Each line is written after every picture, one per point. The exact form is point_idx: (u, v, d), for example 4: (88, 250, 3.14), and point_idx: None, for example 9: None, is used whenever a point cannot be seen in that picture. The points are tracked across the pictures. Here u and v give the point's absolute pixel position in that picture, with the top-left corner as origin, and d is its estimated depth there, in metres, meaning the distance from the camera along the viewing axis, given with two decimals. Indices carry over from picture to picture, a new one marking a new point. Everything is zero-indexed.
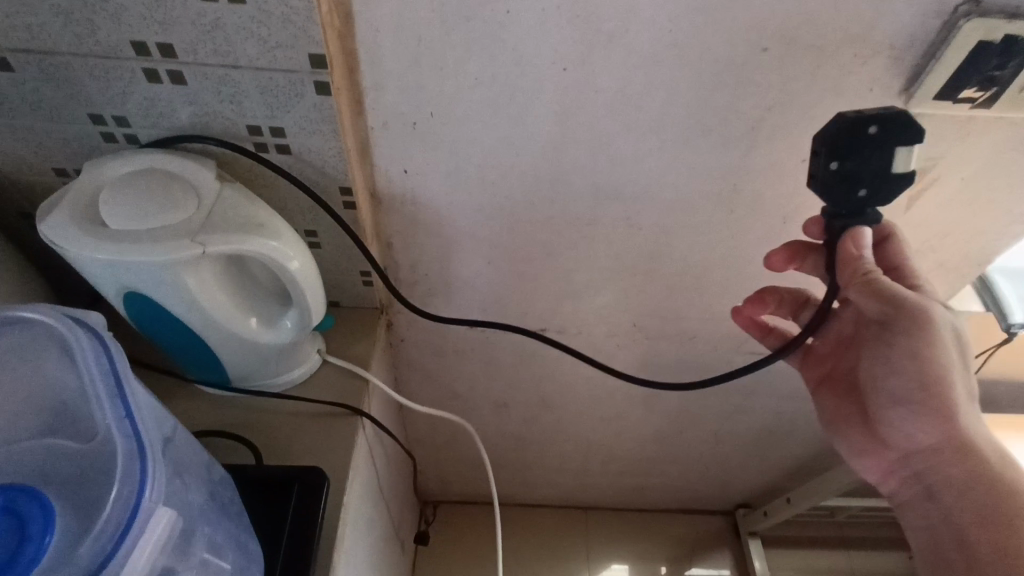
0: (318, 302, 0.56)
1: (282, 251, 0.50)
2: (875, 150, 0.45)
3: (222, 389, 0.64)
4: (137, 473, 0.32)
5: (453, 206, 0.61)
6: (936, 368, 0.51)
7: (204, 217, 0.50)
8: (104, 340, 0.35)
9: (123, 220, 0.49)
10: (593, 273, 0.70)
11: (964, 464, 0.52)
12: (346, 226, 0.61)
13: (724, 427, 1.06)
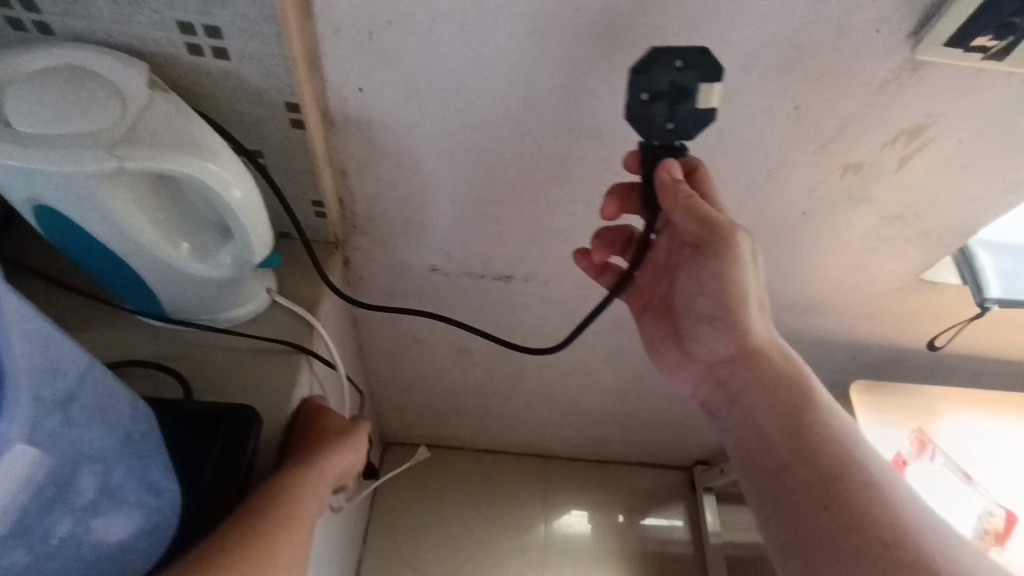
0: (262, 237, 0.52)
1: (220, 177, 0.45)
2: (675, 83, 0.44)
3: (156, 321, 0.60)
4: None
5: (413, 135, 0.56)
6: (739, 287, 0.50)
7: (130, 130, 0.44)
8: None
9: (35, 125, 0.43)
10: (563, 218, 0.66)
11: (761, 372, 0.53)
12: (294, 147, 0.56)
13: None
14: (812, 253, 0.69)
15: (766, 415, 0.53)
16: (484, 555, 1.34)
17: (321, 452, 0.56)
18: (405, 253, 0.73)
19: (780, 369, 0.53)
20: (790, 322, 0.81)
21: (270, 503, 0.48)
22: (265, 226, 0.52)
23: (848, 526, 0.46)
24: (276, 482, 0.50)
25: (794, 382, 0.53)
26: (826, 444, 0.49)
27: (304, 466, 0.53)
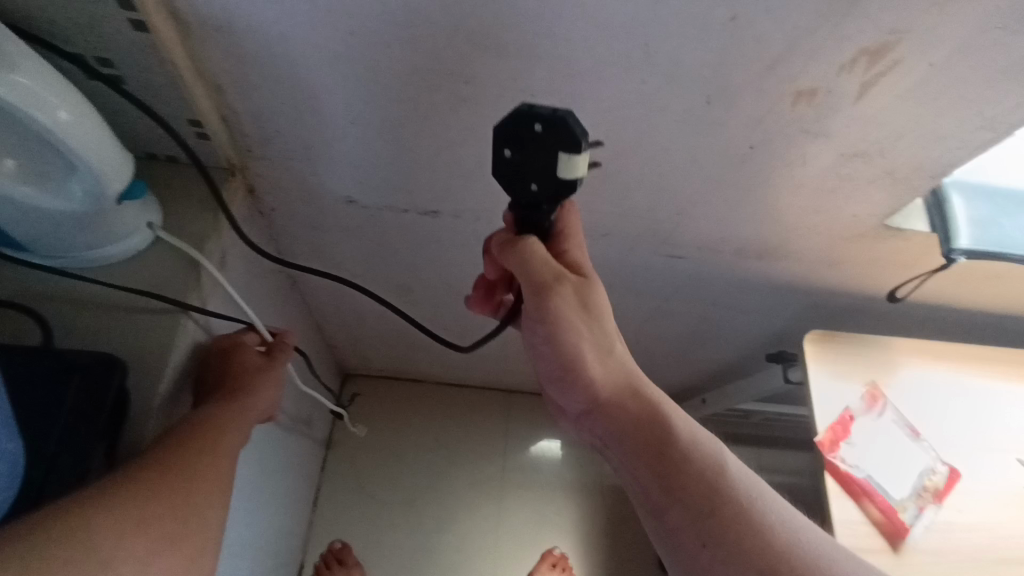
0: (112, 160, 0.47)
1: (36, 96, 0.40)
2: (535, 149, 0.41)
3: (15, 253, 0.54)
4: None
5: (285, 45, 0.47)
6: (575, 338, 0.50)
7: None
8: None
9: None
10: (481, 147, 0.58)
11: (616, 421, 0.51)
12: (145, 55, 0.47)
13: (643, 329, 0.99)
14: (766, 191, 0.61)
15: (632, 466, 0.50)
16: (442, 485, 1.35)
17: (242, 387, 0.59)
18: (314, 182, 0.66)
19: (636, 412, 0.50)
20: (744, 264, 0.75)
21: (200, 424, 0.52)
22: (110, 149, 0.47)
23: (721, 565, 0.44)
24: (204, 411, 0.54)
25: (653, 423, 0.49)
26: (692, 483, 0.46)
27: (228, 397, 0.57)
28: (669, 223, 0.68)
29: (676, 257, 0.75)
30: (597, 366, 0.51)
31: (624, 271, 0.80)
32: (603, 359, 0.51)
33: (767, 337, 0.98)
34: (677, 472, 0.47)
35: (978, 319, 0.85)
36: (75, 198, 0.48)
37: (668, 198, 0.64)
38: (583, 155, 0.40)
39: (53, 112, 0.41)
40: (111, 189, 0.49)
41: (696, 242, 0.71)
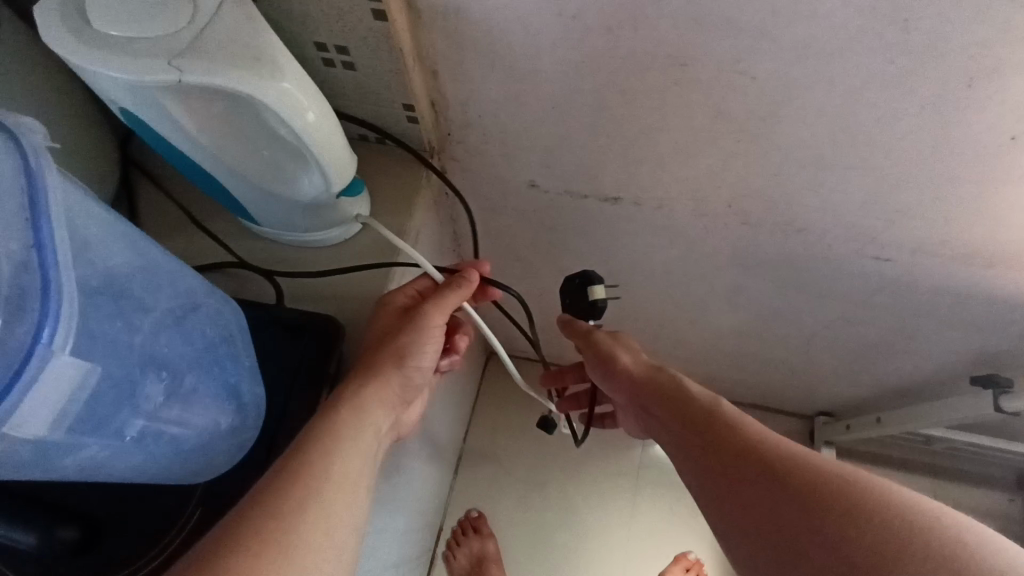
0: (341, 158, 0.49)
1: (291, 100, 0.42)
2: (573, 293, 0.63)
3: (255, 227, 0.60)
4: (38, 309, 0.27)
5: (506, 28, 0.48)
6: (610, 356, 0.58)
7: (199, 40, 0.40)
8: (14, 139, 0.30)
9: (108, 20, 0.40)
10: (681, 133, 0.56)
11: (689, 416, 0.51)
12: (378, 43, 0.51)
13: (818, 336, 0.91)
14: (1018, 189, 0.53)
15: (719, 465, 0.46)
16: (577, 472, 1.35)
17: (403, 339, 0.53)
18: (502, 166, 0.67)
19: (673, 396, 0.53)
20: (966, 272, 0.65)
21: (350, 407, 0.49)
22: (340, 149, 0.49)
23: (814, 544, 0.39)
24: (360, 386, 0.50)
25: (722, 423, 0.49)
26: (798, 479, 0.42)
27: (386, 362, 0.52)
28: (882, 220, 0.61)
29: (881, 259, 0.67)
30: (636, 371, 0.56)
31: (814, 271, 0.73)
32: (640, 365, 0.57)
33: (974, 357, 0.85)
34: (737, 445, 0.46)
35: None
36: (305, 188, 0.51)
37: (887, 194, 0.57)
38: (600, 290, 0.61)
39: (302, 114, 0.43)
40: (336, 186, 0.52)
41: (910, 244, 0.63)
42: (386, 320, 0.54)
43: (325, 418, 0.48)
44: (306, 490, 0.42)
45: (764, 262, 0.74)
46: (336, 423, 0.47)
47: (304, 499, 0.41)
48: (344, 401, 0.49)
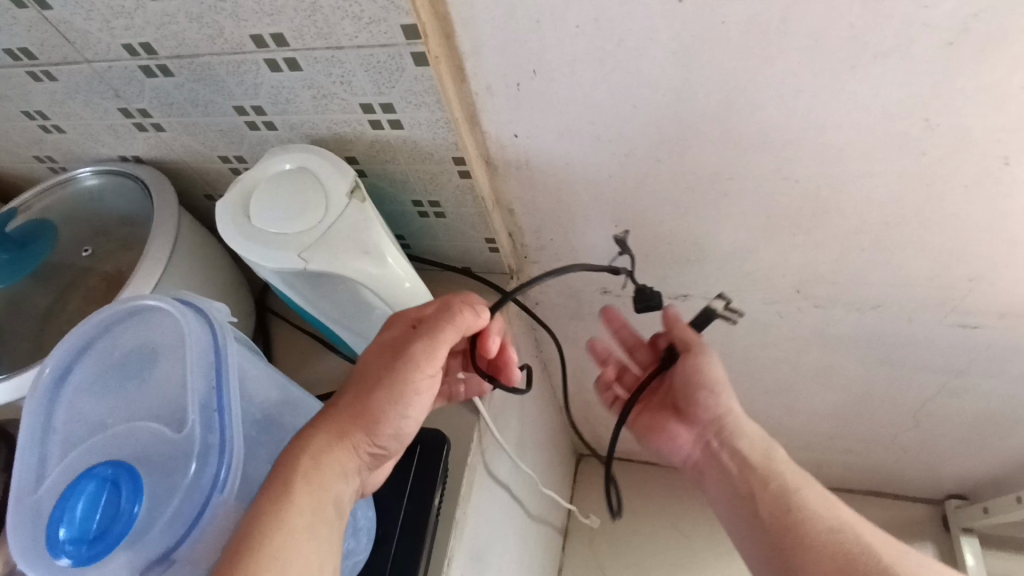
0: None
1: (394, 277, 0.51)
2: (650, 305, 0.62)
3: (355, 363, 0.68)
4: (215, 460, 0.40)
5: (569, 168, 0.57)
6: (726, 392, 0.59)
7: (324, 233, 0.50)
8: (211, 328, 0.44)
9: (262, 218, 0.51)
10: (737, 234, 0.61)
11: (741, 459, 0.56)
12: (464, 194, 0.60)
13: (924, 409, 0.86)
14: None
15: (727, 476, 0.56)
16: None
17: (389, 375, 0.49)
18: (576, 277, 0.74)
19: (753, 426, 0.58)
20: None
21: (321, 444, 0.46)
22: None
23: None
24: (347, 414, 0.48)
25: (774, 472, 0.54)
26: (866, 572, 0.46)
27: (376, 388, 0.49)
28: (958, 289, 0.62)
29: (969, 326, 0.66)
30: (722, 384, 0.59)
31: (901, 342, 0.72)
32: (723, 384, 0.59)
33: None
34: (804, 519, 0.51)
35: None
36: None
37: (956, 263, 0.58)
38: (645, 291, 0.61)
39: (401, 285, 0.52)
40: None
41: (996, 309, 0.63)
42: (378, 348, 0.51)
43: (296, 453, 0.46)
44: (289, 540, 0.41)
45: (843, 338, 0.74)
46: (304, 464, 0.45)
47: (285, 550, 0.40)
48: (318, 436, 0.47)
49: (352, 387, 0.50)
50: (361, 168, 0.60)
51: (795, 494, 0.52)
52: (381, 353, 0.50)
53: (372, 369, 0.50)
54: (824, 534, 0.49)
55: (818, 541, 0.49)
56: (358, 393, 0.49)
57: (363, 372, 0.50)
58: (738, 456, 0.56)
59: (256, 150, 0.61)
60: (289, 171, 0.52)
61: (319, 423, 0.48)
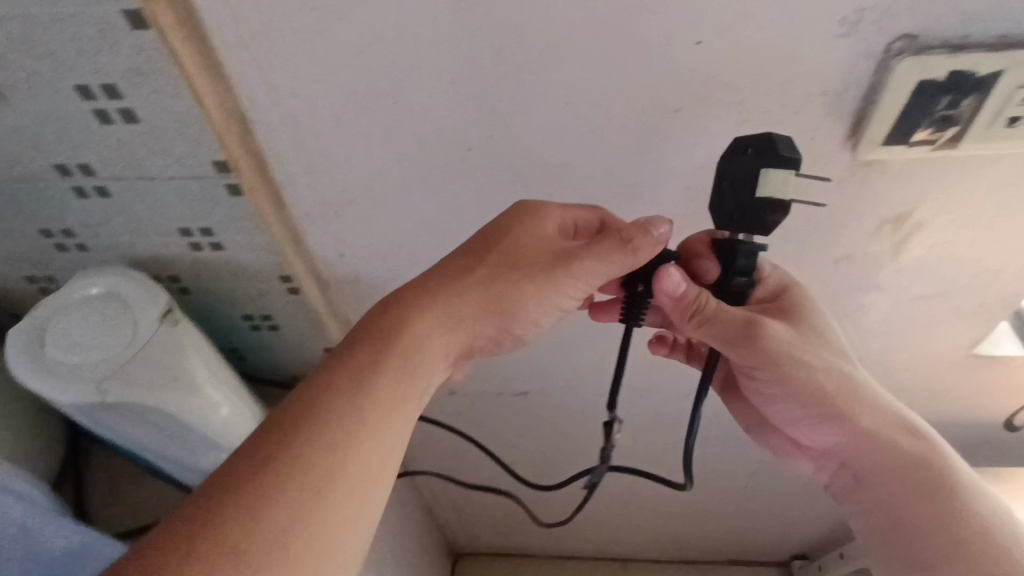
0: None
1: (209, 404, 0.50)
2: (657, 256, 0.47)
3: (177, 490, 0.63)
4: None
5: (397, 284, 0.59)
6: (851, 407, 0.47)
7: (129, 363, 0.48)
8: None
9: (61, 349, 0.48)
10: (561, 336, 0.67)
11: (886, 493, 0.46)
12: (296, 308, 0.61)
13: (752, 480, 0.95)
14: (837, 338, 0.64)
15: (871, 510, 0.47)
16: None
17: (545, 267, 0.46)
18: None
19: (888, 435, 0.46)
20: None
21: (341, 392, 0.40)
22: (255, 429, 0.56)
23: None
24: (370, 378, 0.41)
25: (858, 408, 0.46)
26: None
27: (448, 298, 0.45)
28: None
29: None
30: (846, 399, 0.47)
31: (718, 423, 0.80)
32: (847, 393, 0.47)
33: None
34: (946, 505, 0.43)
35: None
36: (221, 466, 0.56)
37: None
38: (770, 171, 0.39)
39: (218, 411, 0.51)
40: None
41: None
42: (417, 335, 0.44)
43: (316, 399, 0.39)
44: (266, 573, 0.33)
45: (670, 423, 0.81)
46: (329, 420, 0.39)
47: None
48: (344, 374, 0.41)
49: (423, 301, 0.45)
50: (185, 287, 0.59)
51: (876, 430, 0.46)
52: (516, 256, 0.45)
53: (483, 270, 0.45)
54: (890, 475, 0.45)
55: (889, 491, 0.45)
56: (426, 302, 0.45)
57: (388, 363, 0.42)
58: (881, 491, 0.46)
59: (66, 269, 0.58)
60: (95, 297, 0.50)
61: (336, 362, 0.42)
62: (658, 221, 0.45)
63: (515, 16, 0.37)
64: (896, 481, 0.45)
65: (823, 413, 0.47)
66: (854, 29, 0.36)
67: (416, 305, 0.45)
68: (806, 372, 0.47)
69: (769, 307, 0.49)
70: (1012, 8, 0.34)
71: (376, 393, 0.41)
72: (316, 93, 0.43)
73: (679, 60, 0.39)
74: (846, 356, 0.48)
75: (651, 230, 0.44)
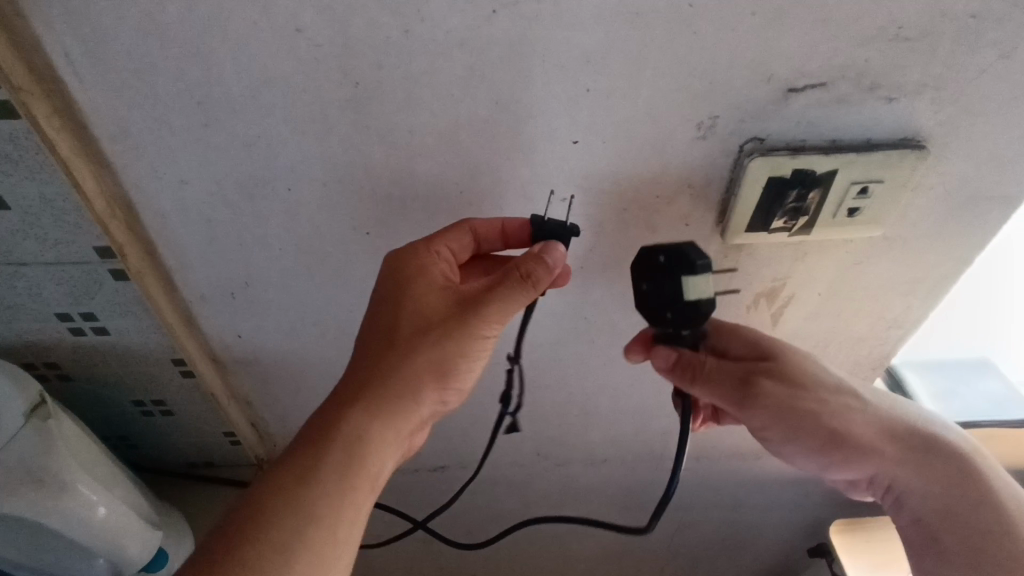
0: (137, 535, 0.52)
1: (80, 504, 0.47)
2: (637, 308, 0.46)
3: None
4: None
5: (301, 364, 0.58)
6: (862, 437, 0.49)
7: None
8: None
9: None
10: (473, 409, 0.67)
11: (916, 502, 0.50)
12: (191, 392, 0.58)
13: (675, 547, 0.95)
14: None
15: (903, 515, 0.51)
16: None
17: (460, 334, 0.45)
18: None
19: (899, 452, 0.49)
20: (742, 465, 0.78)
21: (299, 492, 0.42)
22: (136, 527, 0.52)
23: None
24: (319, 474, 0.43)
25: (871, 440, 0.49)
26: None
27: (378, 379, 0.45)
28: (657, 440, 0.73)
29: (677, 469, 0.78)
30: (857, 433, 0.48)
31: (635, 488, 0.82)
32: (855, 429, 0.48)
33: (805, 535, 0.94)
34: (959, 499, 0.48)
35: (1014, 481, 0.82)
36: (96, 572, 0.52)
37: (647, 420, 0.70)
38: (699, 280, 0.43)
39: (91, 511, 0.48)
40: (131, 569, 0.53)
41: (689, 453, 0.75)
42: (341, 429, 0.44)
43: (276, 501, 0.42)
44: None
45: (590, 491, 0.82)
46: (291, 525, 0.41)
47: None
48: (293, 475, 0.43)
49: (357, 388, 0.45)
50: (64, 373, 0.55)
51: (882, 447, 0.49)
52: (422, 326, 0.45)
53: (392, 355, 0.45)
54: (912, 480, 0.49)
55: (918, 496, 0.49)
56: (347, 391, 0.45)
57: (334, 455, 0.43)
58: (909, 501, 0.50)
59: None
60: None
61: (285, 463, 0.43)
62: (551, 250, 0.42)
63: (403, 115, 0.39)
64: (915, 487, 0.49)
65: (837, 453, 0.49)
66: (711, 132, 0.41)
67: (340, 394, 0.45)
68: (813, 421, 0.48)
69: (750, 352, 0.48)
70: (837, 119, 0.40)
71: (330, 483, 0.43)
72: (206, 181, 0.43)
73: (561, 155, 0.42)
74: (836, 381, 0.49)
75: (540, 258, 0.42)
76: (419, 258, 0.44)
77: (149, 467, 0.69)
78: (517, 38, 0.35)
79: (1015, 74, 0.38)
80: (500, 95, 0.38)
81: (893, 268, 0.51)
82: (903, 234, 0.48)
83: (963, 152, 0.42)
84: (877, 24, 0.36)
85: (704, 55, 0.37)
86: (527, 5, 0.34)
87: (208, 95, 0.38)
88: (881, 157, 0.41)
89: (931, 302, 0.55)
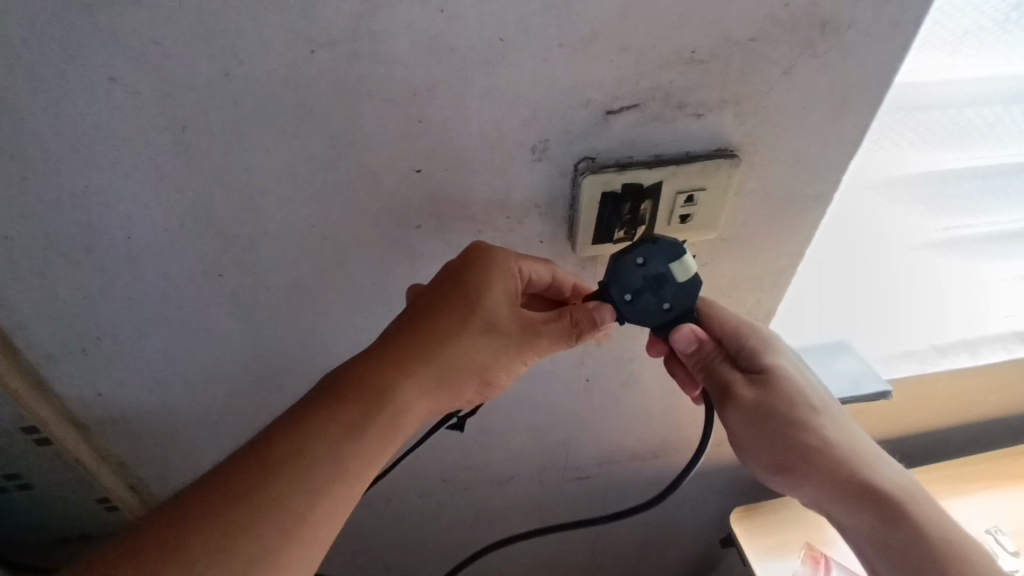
0: None
1: None
2: (635, 312, 0.47)
3: None
4: None
5: (174, 417, 0.55)
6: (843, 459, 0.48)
7: None
8: None
9: None
10: None
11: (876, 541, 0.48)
12: (52, 460, 0.54)
13: (597, 555, 0.97)
14: (622, 405, 0.70)
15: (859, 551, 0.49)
16: None
17: (511, 352, 0.46)
18: None
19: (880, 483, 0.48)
20: (643, 466, 0.81)
21: (324, 464, 0.40)
22: None
23: None
24: (358, 428, 0.42)
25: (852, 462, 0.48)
26: None
27: (430, 357, 0.45)
28: (559, 451, 0.75)
29: (583, 477, 0.80)
30: (840, 452, 0.48)
31: (546, 502, 0.83)
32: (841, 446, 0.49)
33: (717, 527, 0.98)
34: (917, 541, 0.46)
35: (884, 448, 0.90)
36: None
37: (545, 433, 0.71)
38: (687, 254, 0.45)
39: None
40: None
41: (592, 460, 0.78)
42: (392, 393, 0.43)
43: (301, 462, 0.40)
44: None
45: (503, 510, 0.82)
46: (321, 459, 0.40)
47: None
48: (337, 417, 0.42)
49: (413, 357, 0.44)
50: None
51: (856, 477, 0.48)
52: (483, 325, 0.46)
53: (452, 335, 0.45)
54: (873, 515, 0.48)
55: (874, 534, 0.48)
56: (403, 360, 0.44)
57: (372, 417, 0.43)
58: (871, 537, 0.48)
59: None
60: None
61: (321, 411, 0.42)
62: (604, 308, 0.46)
63: (239, 155, 0.39)
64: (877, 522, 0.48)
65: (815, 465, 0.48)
66: (544, 154, 0.43)
67: (395, 359, 0.44)
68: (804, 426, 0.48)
69: (742, 357, 0.51)
70: (654, 135, 0.44)
71: (363, 449, 0.42)
72: (34, 235, 0.41)
73: (406, 184, 0.43)
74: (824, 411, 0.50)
75: (598, 310, 0.46)
76: (506, 262, 0.45)
77: (15, 548, 0.63)
78: (339, 76, 0.37)
79: (800, 87, 0.43)
80: (335, 132, 0.39)
81: (735, 266, 0.55)
82: (738, 234, 0.52)
83: (772, 158, 0.47)
84: (671, 50, 0.40)
85: (522, 84, 0.39)
86: (344, 45, 0.35)
87: (22, 149, 0.37)
88: (699, 166, 0.45)
89: (777, 294, 0.60)
